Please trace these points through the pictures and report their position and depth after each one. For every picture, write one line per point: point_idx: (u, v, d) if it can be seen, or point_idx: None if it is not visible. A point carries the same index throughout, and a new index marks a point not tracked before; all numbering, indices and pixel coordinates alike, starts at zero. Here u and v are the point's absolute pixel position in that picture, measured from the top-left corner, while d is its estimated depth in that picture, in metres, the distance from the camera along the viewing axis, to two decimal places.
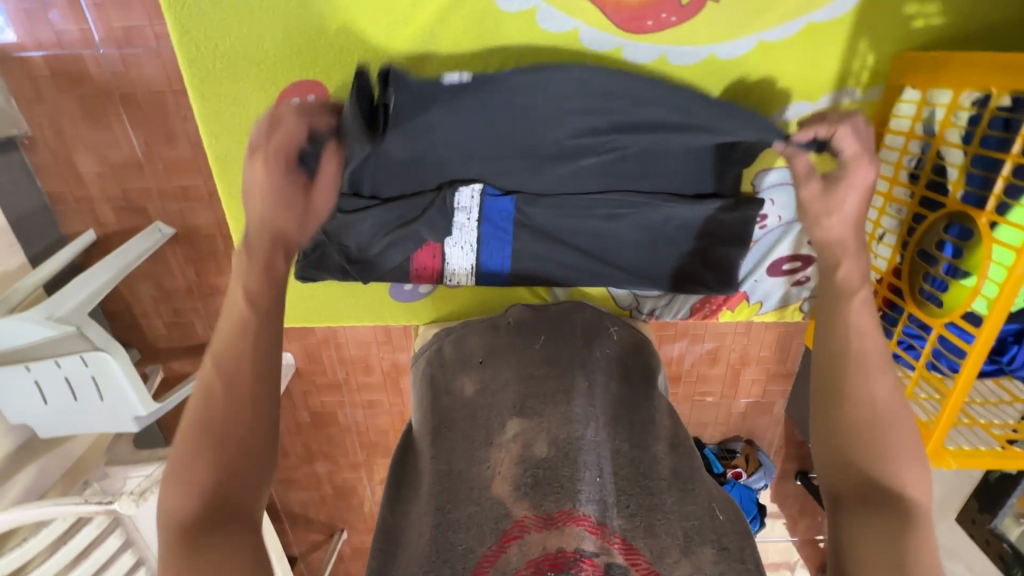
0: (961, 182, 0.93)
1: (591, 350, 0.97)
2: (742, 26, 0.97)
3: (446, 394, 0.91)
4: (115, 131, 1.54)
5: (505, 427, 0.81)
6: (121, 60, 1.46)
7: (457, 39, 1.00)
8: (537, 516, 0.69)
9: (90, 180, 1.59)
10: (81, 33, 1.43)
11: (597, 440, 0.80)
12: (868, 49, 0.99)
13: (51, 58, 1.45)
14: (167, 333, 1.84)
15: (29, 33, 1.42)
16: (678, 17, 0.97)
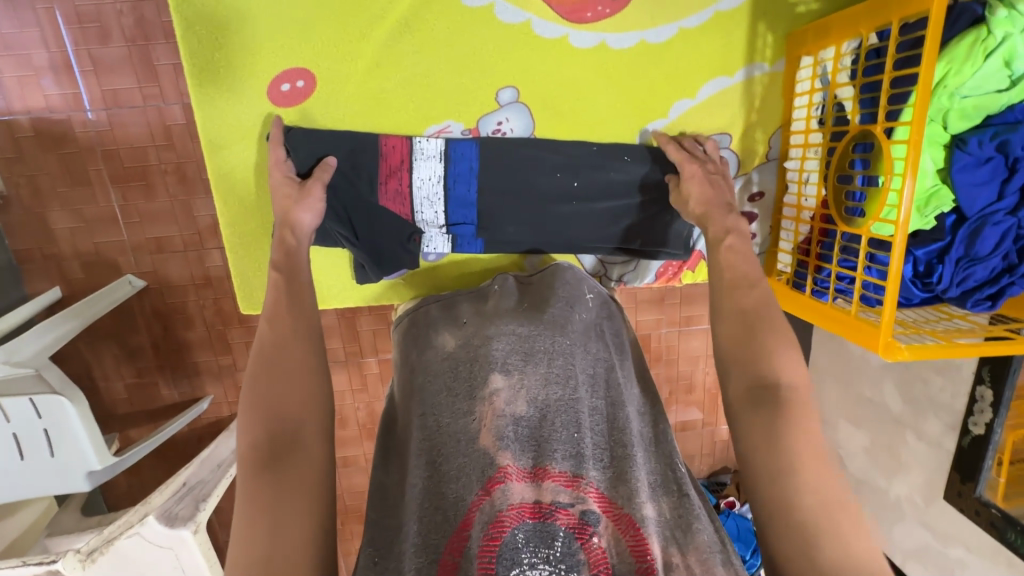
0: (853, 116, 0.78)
1: (572, 311, 0.76)
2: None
3: (429, 348, 0.75)
4: (94, 190, 1.32)
5: (490, 377, 0.64)
6: (108, 121, 1.27)
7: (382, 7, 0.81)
8: (521, 469, 0.55)
9: (61, 237, 1.34)
10: (68, 96, 1.25)
11: (585, 393, 0.65)
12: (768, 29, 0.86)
13: (39, 118, 1.26)
14: (128, 399, 1.48)
15: (10, 96, 1.24)
16: (612, 7, 0.83)
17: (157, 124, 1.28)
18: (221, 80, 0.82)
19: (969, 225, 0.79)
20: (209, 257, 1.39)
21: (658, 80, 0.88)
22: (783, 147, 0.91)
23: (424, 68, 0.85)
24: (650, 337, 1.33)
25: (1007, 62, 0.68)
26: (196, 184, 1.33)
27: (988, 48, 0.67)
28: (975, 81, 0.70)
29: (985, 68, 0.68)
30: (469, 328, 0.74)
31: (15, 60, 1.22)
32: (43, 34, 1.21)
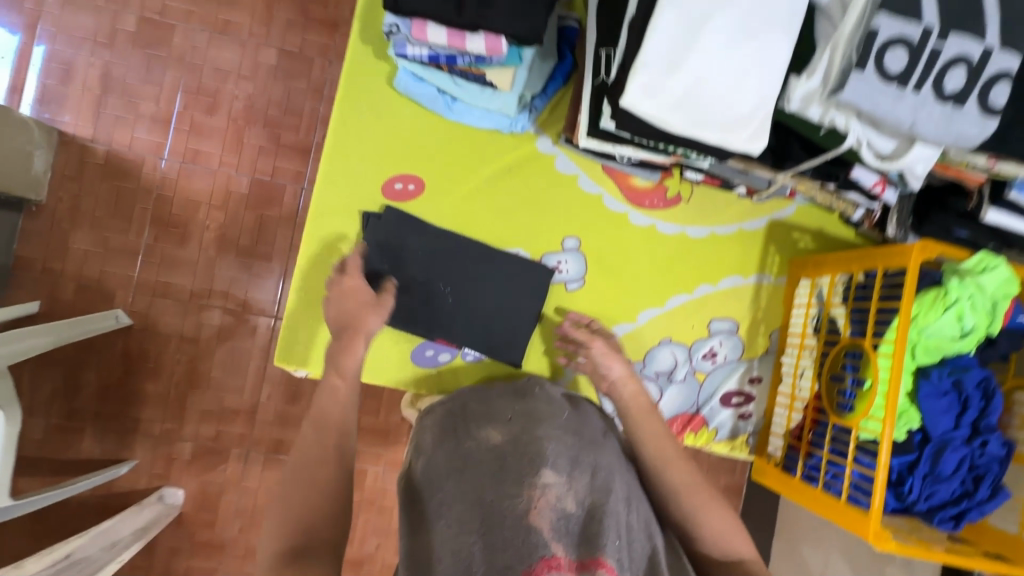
0: (846, 328, 0.95)
1: (606, 434, 0.82)
2: (727, 213, 1.09)
3: (468, 437, 0.77)
4: (130, 223, 1.41)
5: (542, 468, 0.67)
6: (177, 172, 1.43)
7: (494, 159, 1.02)
8: (573, 560, 0.57)
9: (73, 256, 1.38)
10: (154, 144, 1.42)
11: (625, 508, 0.68)
12: (775, 251, 1.10)
13: (114, 152, 1.41)
14: (42, 438, 1.35)
15: (101, 130, 1.40)
16: (664, 203, 1.07)
17: (221, 189, 1.44)
18: (344, 164, 0.98)
19: (932, 446, 0.92)
20: (207, 313, 1.42)
21: (690, 264, 1.08)
22: (781, 344, 1.08)
23: (510, 204, 1.03)
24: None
25: (963, 321, 0.87)
26: (226, 244, 1.43)
27: (953, 309, 0.86)
28: (946, 328, 0.87)
29: (950, 321, 0.87)
30: (514, 426, 0.77)
31: (123, 104, 1.41)
32: (160, 93, 1.42)
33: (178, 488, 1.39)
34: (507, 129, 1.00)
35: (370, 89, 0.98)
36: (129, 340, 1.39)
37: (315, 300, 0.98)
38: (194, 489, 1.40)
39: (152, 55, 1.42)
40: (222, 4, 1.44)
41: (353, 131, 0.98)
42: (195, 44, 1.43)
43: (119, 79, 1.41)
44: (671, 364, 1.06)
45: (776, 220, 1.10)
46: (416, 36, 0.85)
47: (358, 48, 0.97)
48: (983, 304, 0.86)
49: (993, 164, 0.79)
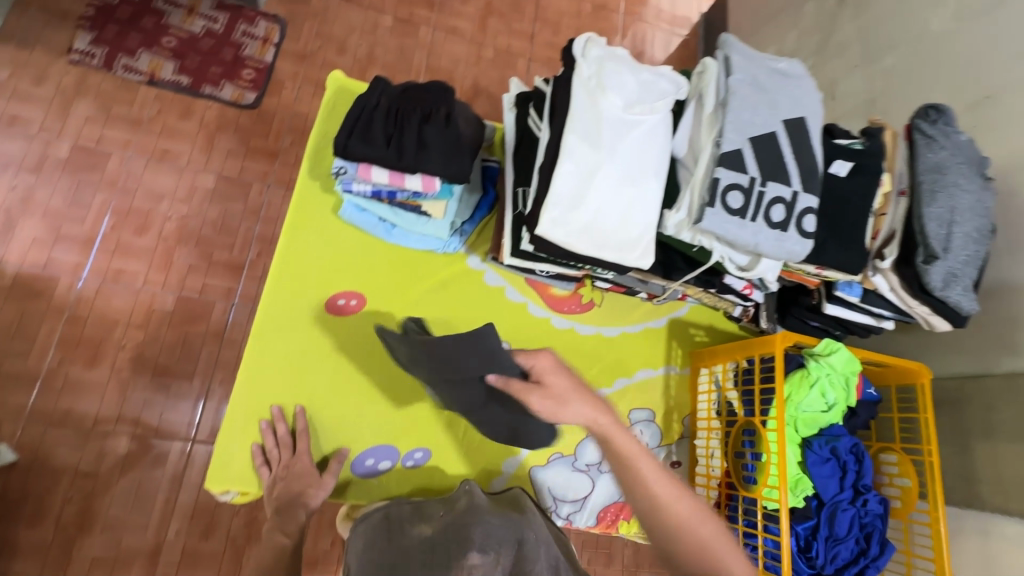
0: (740, 410, 1.11)
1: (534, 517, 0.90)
2: (634, 314, 1.26)
3: (404, 535, 0.83)
4: (32, 345, 1.34)
5: (468, 551, 0.75)
6: (95, 291, 1.41)
7: (430, 275, 1.14)
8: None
9: None
10: (72, 264, 1.41)
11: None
12: (677, 345, 1.28)
13: (24, 273, 1.38)
14: None
15: (14, 253, 1.38)
16: (580, 307, 1.23)
17: (143, 306, 1.42)
18: (287, 282, 1.05)
19: (827, 509, 1.06)
20: (111, 441, 1.33)
21: (608, 361, 1.22)
22: (692, 428, 1.21)
23: (445, 314, 1.13)
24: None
25: (827, 398, 1.06)
26: (144, 364, 1.39)
27: (817, 388, 1.05)
28: (815, 405, 1.06)
29: (816, 400, 1.05)
30: (444, 520, 0.86)
31: (43, 225, 1.42)
32: (86, 215, 1.45)
33: None
34: (441, 249, 1.14)
35: (315, 217, 1.09)
36: (11, 479, 1.25)
37: (248, 416, 0.99)
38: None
39: (81, 180, 1.47)
40: (163, 134, 1.54)
41: (298, 253, 1.07)
42: (130, 170, 1.50)
43: (42, 202, 1.43)
44: (600, 454, 1.15)
45: (675, 318, 1.29)
46: (362, 175, 0.99)
47: (306, 182, 1.10)
48: (840, 383, 1.06)
49: (821, 271, 1.02)
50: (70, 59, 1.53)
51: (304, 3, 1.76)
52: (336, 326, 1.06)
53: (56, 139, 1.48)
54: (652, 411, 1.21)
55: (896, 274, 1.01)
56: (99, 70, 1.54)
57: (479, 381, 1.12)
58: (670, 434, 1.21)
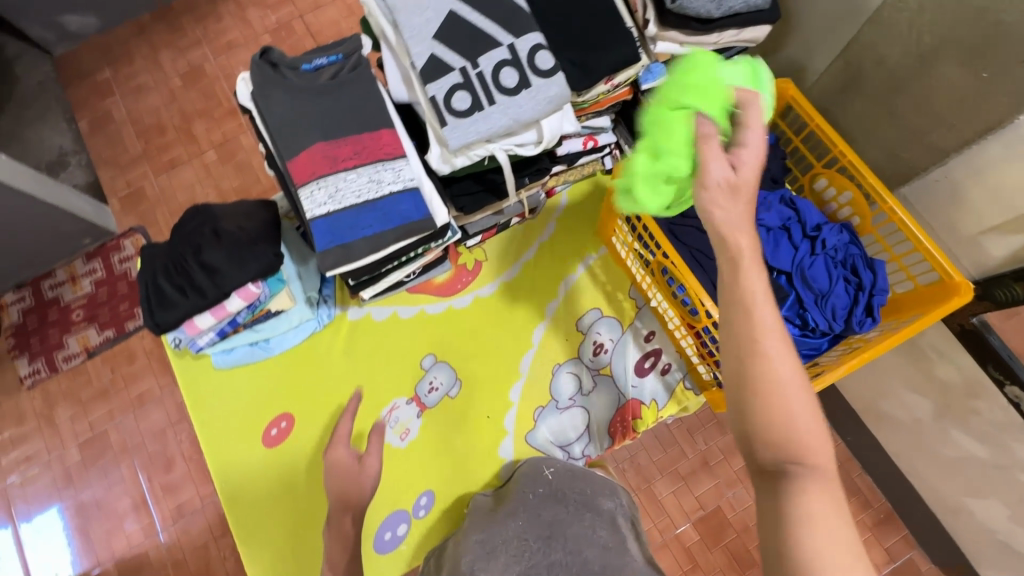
0: (652, 255, 1.02)
1: (525, 495, 0.85)
2: (524, 240, 1.19)
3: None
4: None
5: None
6: (176, 533, 1.57)
7: (328, 353, 1.14)
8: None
9: None
10: (144, 527, 1.58)
11: (541, 559, 0.73)
12: (581, 236, 1.20)
13: (121, 558, 1.57)
14: None
15: (103, 551, 1.57)
16: (472, 274, 1.18)
17: (214, 517, 1.59)
18: (225, 447, 1.09)
19: (796, 277, 0.95)
20: None
21: (529, 298, 1.16)
22: (642, 295, 1.13)
23: (365, 373, 1.13)
24: (723, 506, 1.55)
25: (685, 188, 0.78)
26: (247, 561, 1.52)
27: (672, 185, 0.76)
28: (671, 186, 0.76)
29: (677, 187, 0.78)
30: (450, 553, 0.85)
31: (105, 517, 1.59)
32: (125, 487, 1.60)
33: None
34: (320, 326, 1.14)
35: (206, 381, 1.11)
36: None
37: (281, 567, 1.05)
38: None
39: (104, 466, 1.62)
40: (128, 385, 1.67)
41: (218, 419, 1.10)
42: (128, 430, 1.64)
43: (91, 500, 1.60)
44: (576, 381, 1.11)
45: (560, 215, 1.21)
46: (194, 331, 1.02)
47: (180, 363, 1.11)
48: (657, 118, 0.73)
49: (613, 82, 0.92)
50: (27, 385, 1.66)
51: (143, 200, 1.78)
52: (296, 451, 1.09)
53: (65, 449, 1.63)
54: (595, 311, 1.15)
55: (669, 30, 0.87)
56: (51, 376, 1.66)
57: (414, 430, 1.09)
58: (625, 316, 1.14)
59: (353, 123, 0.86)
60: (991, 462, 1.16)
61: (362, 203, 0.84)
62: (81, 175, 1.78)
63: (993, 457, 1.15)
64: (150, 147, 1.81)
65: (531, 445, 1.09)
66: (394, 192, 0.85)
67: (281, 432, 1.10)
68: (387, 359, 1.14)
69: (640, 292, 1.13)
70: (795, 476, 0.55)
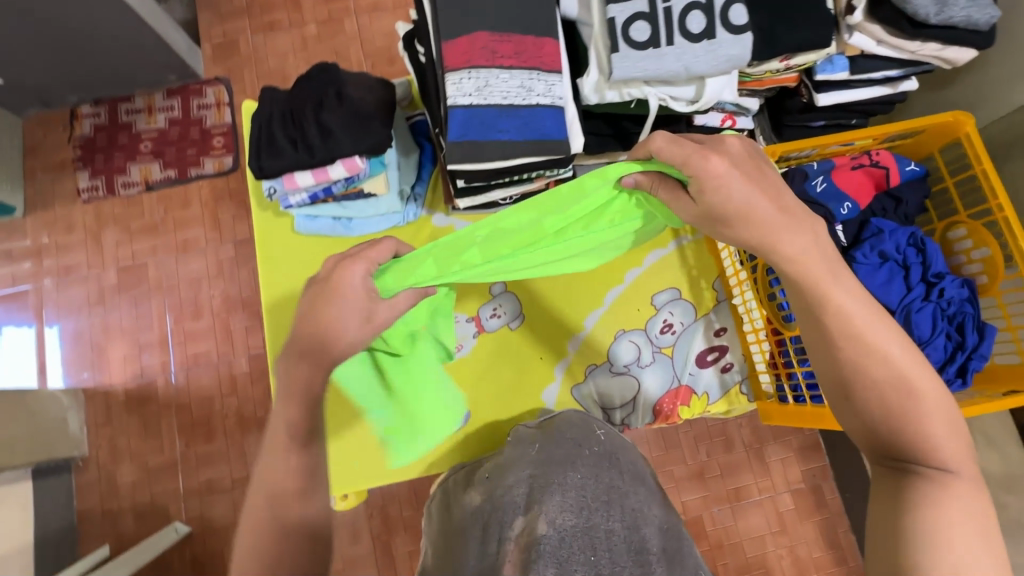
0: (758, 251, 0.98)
1: (581, 449, 0.83)
2: None
3: (459, 507, 0.84)
4: (161, 442, 1.56)
5: (512, 517, 0.73)
6: (186, 380, 1.60)
7: None
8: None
9: (123, 489, 1.54)
10: (160, 364, 1.60)
11: (599, 516, 0.71)
12: None
13: (130, 387, 1.59)
14: None
15: (116, 373, 1.60)
16: None
17: (226, 376, 1.60)
18: (283, 308, 1.10)
19: (899, 316, 0.92)
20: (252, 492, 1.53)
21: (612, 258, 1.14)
22: (726, 289, 1.11)
23: None
24: (705, 518, 1.56)
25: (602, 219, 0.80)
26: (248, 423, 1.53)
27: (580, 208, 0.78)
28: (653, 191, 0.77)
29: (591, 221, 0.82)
30: (491, 481, 0.83)
31: (126, 344, 1.62)
32: (152, 322, 1.63)
33: None
34: (403, 222, 1.13)
35: (282, 242, 1.13)
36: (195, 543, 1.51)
37: None
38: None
39: (136, 296, 1.64)
40: (177, 228, 1.67)
41: (284, 280, 1.12)
42: (167, 270, 1.65)
43: (116, 325, 1.63)
44: (635, 351, 1.10)
45: None
46: (290, 186, 1.00)
47: (262, 216, 1.14)
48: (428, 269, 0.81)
49: (788, 63, 0.87)
50: (83, 200, 1.68)
51: (235, 54, 1.74)
52: None
53: (103, 270, 1.65)
54: (673, 290, 1.12)
55: (874, 24, 0.83)
56: (107, 197, 1.68)
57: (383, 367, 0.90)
58: (702, 304, 1.11)
59: (522, 20, 0.82)
60: None
61: (505, 106, 0.82)
62: (180, 10, 1.77)
63: None
64: (255, 3, 1.76)
65: (573, 398, 1.09)
66: (540, 105, 0.83)
67: None
68: None
69: (724, 285, 1.11)
70: (915, 474, 0.62)
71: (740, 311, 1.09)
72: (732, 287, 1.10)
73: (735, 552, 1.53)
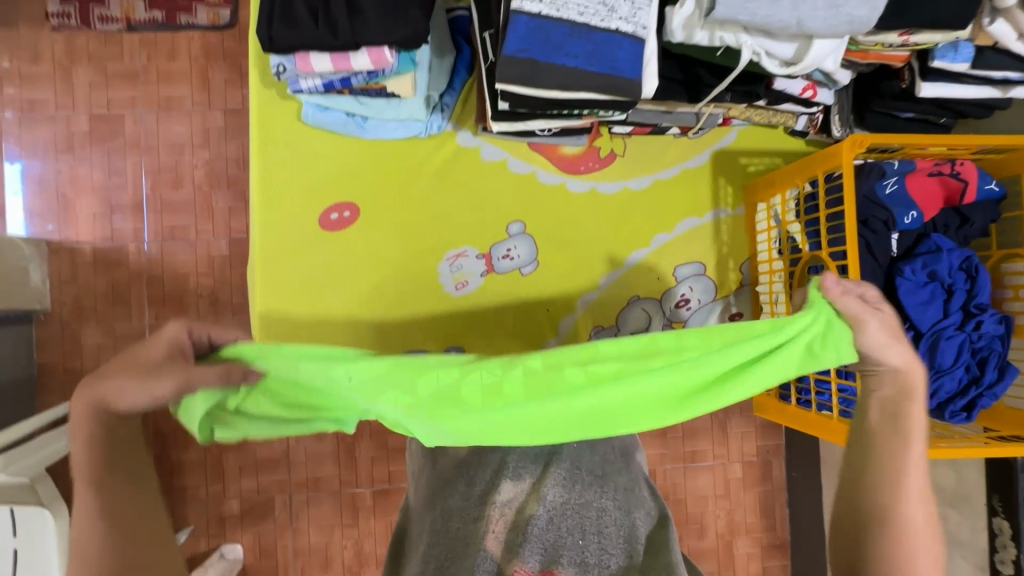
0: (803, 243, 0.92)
1: None
2: (668, 156, 1.06)
3: (441, 451, 0.75)
4: (130, 310, 1.46)
5: (500, 482, 0.67)
6: (160, 252, 1.47)
7: (418, 167, 1.03)
8: (528, 572, 0.61)
9: (87, 352, 1.45)
10: (133, 230, 1.46)
11: (591, 494, 0.68)
12: (726, 183, 1.07)
13: (99, 247, 1.46)
14: None
15: (83, 230, 1.45)
16: (600, 164, 1.05)
17: (204, 256, 1.47)
18: (278, 207, 0.99)
19: (927, 340, 0.89)
20: None
21: (643, 216, 1.05)
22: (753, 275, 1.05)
23: (445, 205, 1.03)
24: (657, 472, 1.60)
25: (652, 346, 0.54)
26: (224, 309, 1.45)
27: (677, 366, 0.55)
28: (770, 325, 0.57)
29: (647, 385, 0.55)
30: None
31: (96, 201, 1.46)
32: (126, 181, 1.46)
33: (236, 545, 1.43)
34: (424, 133, 1.00)
35: (287, 129, 1.00)
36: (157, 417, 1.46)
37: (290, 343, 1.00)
38: (250, 543, 1.44)
39: (110, 149, 1.46)
40: (161, 82, 1.47)
41: (285, 173, 1.00)
42: (146, 127, 1.47)
43: (87, 177, 1.46)
44: (645, 319, 1.05)
45: (720, 150, 1.06)
46: (303, 69, 0.85)
47: (263, 94, 0.99)
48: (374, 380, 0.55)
49: (907, 39, 0.74)
50: (52, 25, 1.44)
51: None
52: (344, 243, 1.01)
53: (74, 113, 1.46)
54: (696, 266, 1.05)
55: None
56: (82, 29, 1.45)
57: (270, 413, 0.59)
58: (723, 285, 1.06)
59: None
60: None
61: (580, 24, 0.69)
62: None
63: None
64: None
65: None
66: (620, 32, 0.70)
67: (340, 218, 1.01)
68: (474, 201, 1.03)
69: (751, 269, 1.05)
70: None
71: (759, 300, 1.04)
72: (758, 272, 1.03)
73: (680, 508, 1.60)
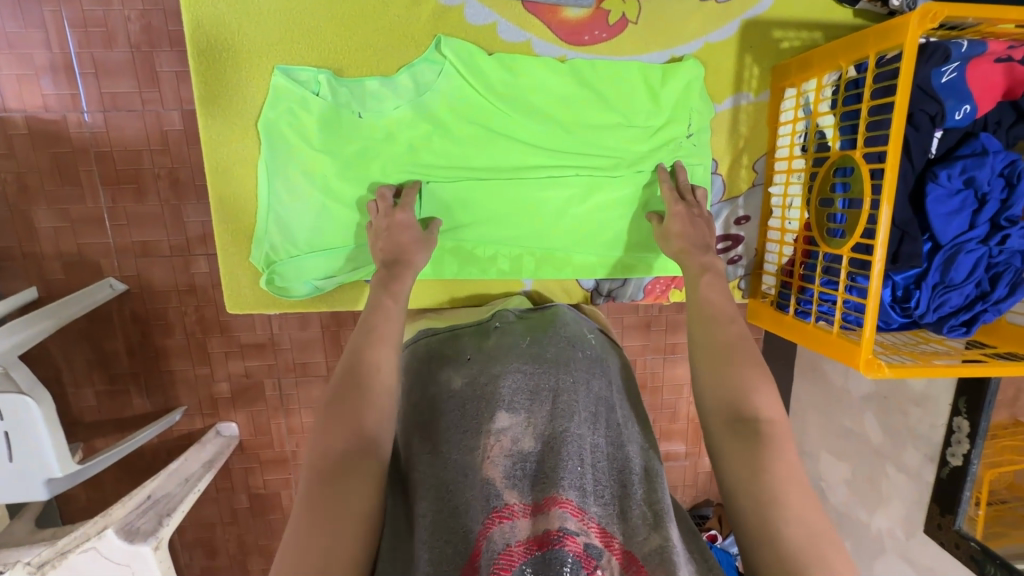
0: (835, 139, 0.80)
1: (575, 349, 0.73)
2: (691, 26, 0.88)
3: (433, 386, 0.72)
4: (81, 189, 1.26)
5: (495, 413, 0.62)
6: (104, 123, 1.23)
7: (388, 32, 0.84)
8: (526, 504, 0.53)
9: (43, 237, 1.28)
10: (66, 96, 1.21)
11: (588, 428, 0.63)
12: (753, 62, 0.91)
13: (32, 118, 1.21)
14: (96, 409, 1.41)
15: (6, 93, 1.19)
16: (608, 33, 0.87)
17: (155, 129, 1.25)
18: (222, 74, 0.82)
19: (943, 253, 0.82)
20: (195, 264, 1.34)
21: (664, 97, 0.90)
22: (768, 172, 0.94)
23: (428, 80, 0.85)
24: (637, 361, 1.62)
25: (659, 125, 0.91)
26: (187, 189, 1.28)
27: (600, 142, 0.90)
28: (688, 144, 0.92)
29: (567, 223, 0.93)
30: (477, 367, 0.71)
31: (15, 58, 1.18)
32: (47, 36, 1.18)
33: (231, 423, 1.45)
34: None
35: None
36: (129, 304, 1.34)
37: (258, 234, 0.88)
38: (245, 422, 1.45)
39: None
40: None
41: (228, 32, 0.81)
42: None
43: None
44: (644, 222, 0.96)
45: (751, 20, 0.89)
46: None
47: None
48: (460, 84, 0.85)
49: None
50: None
51: None
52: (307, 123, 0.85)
53: None
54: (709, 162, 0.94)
55: None
56: None
57: (309, 90, 0.82)
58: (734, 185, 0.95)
59: None
60: (876, 447, 1.26)
61: None
62: None
63: (881, 445, 1.25)
64: None
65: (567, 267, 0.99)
66: None
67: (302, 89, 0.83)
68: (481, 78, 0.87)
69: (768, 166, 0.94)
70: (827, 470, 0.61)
71: (770, 201, 0.95)
72: (772, 170, 0.93)
73: (657, 395, 1.65)
